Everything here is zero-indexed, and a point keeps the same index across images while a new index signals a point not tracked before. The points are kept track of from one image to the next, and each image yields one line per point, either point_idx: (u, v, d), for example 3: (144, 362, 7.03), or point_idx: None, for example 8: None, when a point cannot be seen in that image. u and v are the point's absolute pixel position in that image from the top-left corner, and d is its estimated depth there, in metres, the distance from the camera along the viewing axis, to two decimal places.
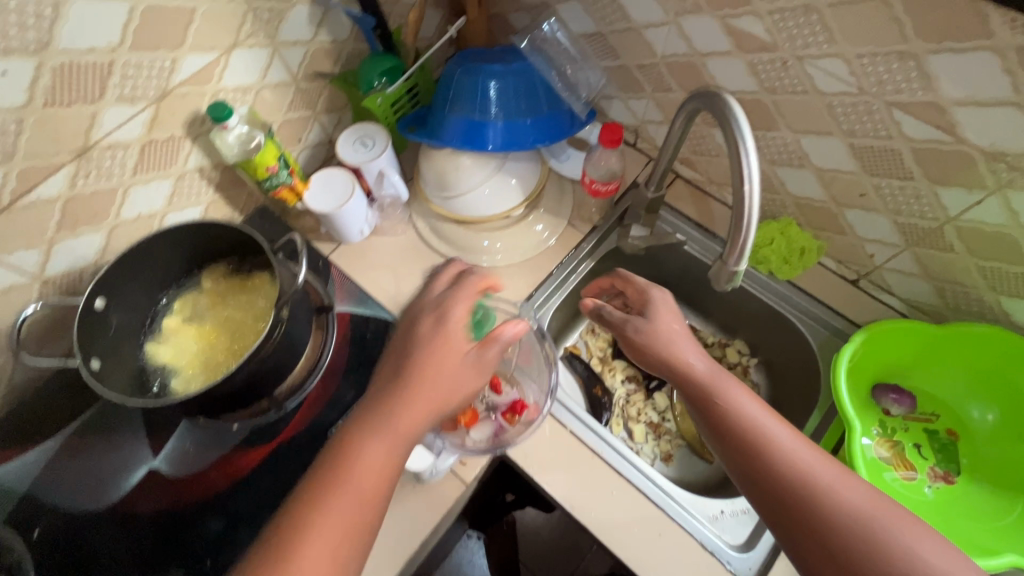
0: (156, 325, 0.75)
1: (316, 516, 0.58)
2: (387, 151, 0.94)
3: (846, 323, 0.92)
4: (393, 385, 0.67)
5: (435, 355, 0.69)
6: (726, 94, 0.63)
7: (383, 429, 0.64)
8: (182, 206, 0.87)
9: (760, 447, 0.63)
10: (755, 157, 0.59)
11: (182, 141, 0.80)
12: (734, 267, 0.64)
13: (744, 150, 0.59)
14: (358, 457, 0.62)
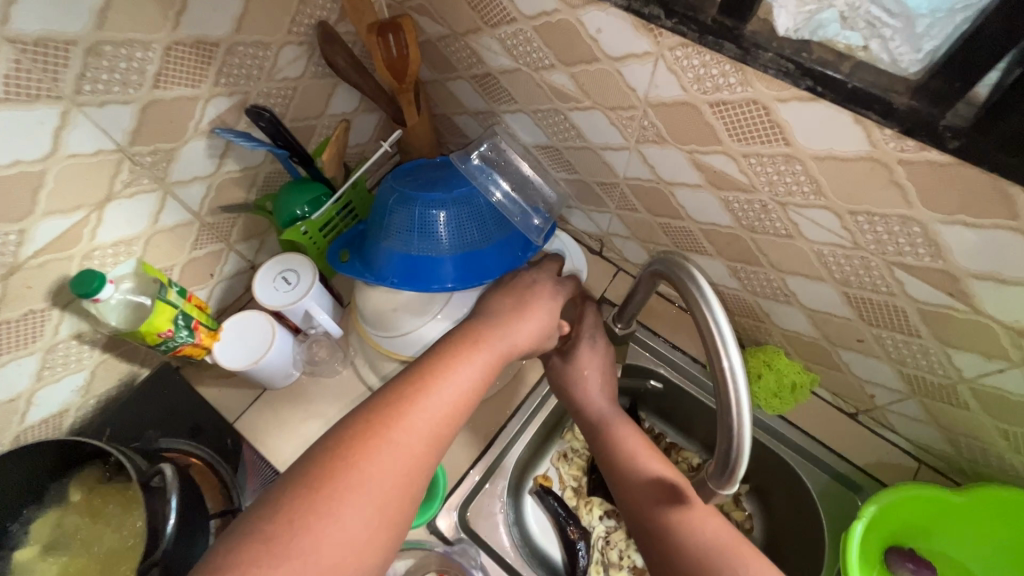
0: (3, 564, 0.60)
1: (383, 424, 0.50)
2: (313, 289, 0.81)
3: (847, 465, 0.81)
4: (461, 359, 0.58)
5: (537, 305, 0.70)
6: (696, 274, 0.51)
7: (446, 392, 0.54)
8: (59, 377, 0.72)
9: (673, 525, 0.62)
10: (738, 356, 0.46)
11: (47, 312, 0.65)
12: (727, 487, 0.50)
13: (724, 348, 0.47)
14: (417, 417, 0.51)
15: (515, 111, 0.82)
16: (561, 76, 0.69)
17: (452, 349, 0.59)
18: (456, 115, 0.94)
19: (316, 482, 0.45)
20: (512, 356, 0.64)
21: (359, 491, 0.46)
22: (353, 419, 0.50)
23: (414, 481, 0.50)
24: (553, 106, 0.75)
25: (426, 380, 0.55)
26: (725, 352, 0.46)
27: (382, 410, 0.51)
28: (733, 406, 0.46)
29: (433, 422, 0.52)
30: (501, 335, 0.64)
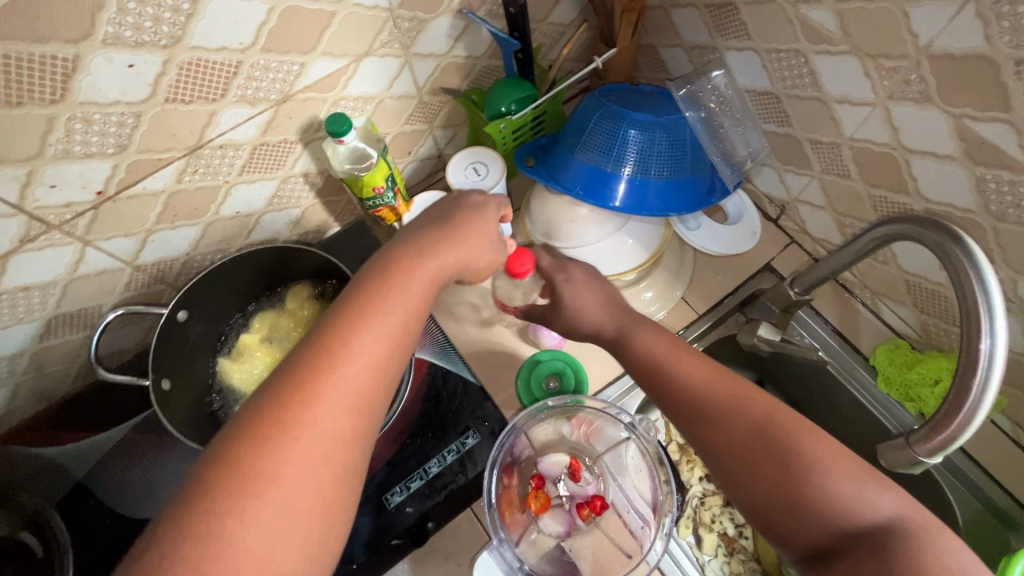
0: (231, 342, 0.72)
1: (284, 403, 0.43)
2: (499, 184, 0.86)
3: (1010, 501, 0.74)
4: (376, 295, 0.49)
5: (425, 232, 0.58)
6: (959, 236, 0.48)
7: (368, 336, 0.47)
8: (281, 207, 0.82)
9: (718, 411, 0.58)
10: (1000, 335, 0.45)
11: (293, 146, 0.74)
12: (925, 456, 0.50)
13: (989, 323, 0.45)
14: (333, 375, 0.44)
15: (742, 48, 0.79)
16: (823, 12, 0.65)
17: (367, 286, 0.50)
18: (666, 46, 0.92)
19: (238, 457, 0.41)
20: (446, 278, 0.55)
21: (279, 478, 0.41)
22: (289, 370, 0.45)
23: (351, 440, 0.44)
24: (795, 47, 0.71)
25: (362, 319, 0.47)
26: (988, 331, 0.45)
27: (299, 370, 0.44)
28: (979, 381, 0.46)
29: (353, 377, 0.45)
30: (427, 258, 0.54)
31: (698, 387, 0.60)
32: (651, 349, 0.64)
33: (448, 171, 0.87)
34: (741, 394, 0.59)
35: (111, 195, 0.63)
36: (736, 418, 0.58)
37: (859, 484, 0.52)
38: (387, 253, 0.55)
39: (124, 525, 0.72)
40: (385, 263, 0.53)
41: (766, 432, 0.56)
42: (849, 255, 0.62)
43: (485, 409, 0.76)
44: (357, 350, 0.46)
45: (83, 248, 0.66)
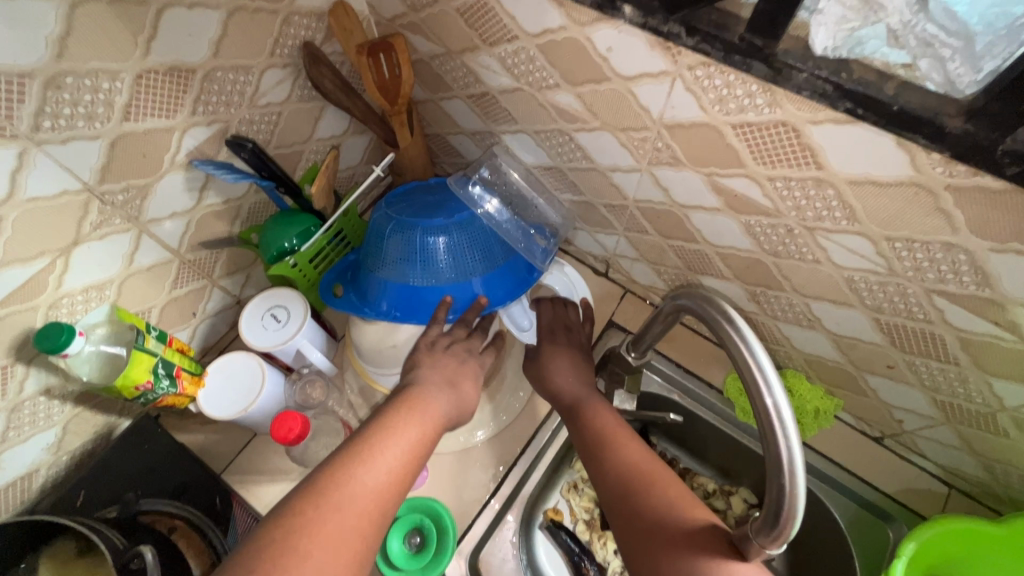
0: None
1: (319, 501, 0.49)
2: (304, 326, 0.75)
3: (877, 494, 0.77)
4: (399, 422, 0.59)
5: (436, 364, 0.69)
6: (720, 299, 0.49)
7: (394, 445, 0.56)
8: (27, 436, 0.65)
9: (634, 494, 0.58)
10: (783, 397, 0.44)
11: (11, 369, 0.59)
12: (774, 546, 0.46)
13: (768, 387, 0.44)
14: (367, 474, 0.52)
15: (515, 131, 0.78)
16: (567, 96, 0.65)
17: (388, 412, 0.60)
18: (451, 135, 0.90)
19: (268, 550, 0.45)
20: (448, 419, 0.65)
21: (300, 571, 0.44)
22: (320, 474, 0.51)
23: (365, 542, 0.49)
24: (557, 127, 0.71)
25: (405, 442, 0.57)
26: (766, 387, 0.44)
27: (332, 465, 0.52)
28: (783, 447, 0.43)
29: (370, 490, 0.52)
30: (438, 395, 0.65)
31: (603, 457, 0.64)
32: (600, 426, 0.68)
33: (241, 329, 0.75)
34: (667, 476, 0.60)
35: None
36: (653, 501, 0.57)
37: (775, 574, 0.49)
38: (402, 392, 0.64)
39: None
40: (396, 396, 0.63)
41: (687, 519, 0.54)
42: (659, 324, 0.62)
43: None
44: (381, 461, 0.54)
45: None
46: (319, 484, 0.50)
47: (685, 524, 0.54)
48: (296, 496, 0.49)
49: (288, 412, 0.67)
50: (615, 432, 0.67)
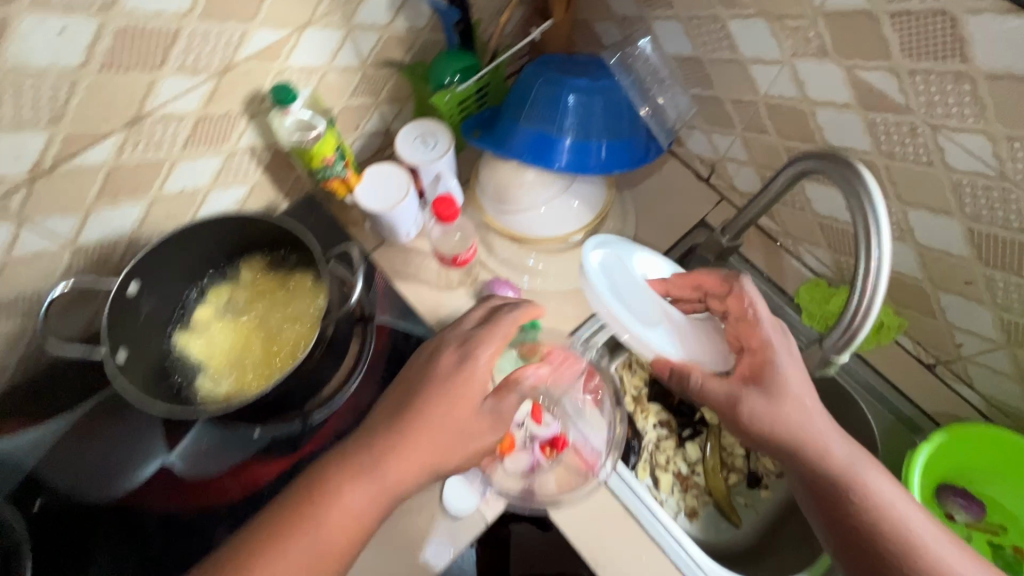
0: (185, 316, 0.70)
1: (291, 530, 0.54)
2: (448, 154, 0.88)
3: (916, 411, 0.85)
4: (420, 401, 0.61)
5: (491, 334, 0.65)
6: (859, 164, 0.56)
7: (400, 444, 0.58)
8: (229, 184, 0.81)
9: (834, 480, 0.59)
10: (886, 247, 0.53)
11: (238, 119, 0.74)
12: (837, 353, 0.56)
13: (877, 238, 0.53)
14: (336, 504, 0.55)
15: (666, 17, 0.85)
16: None
17: (373, 437, 0.59)
18: (599, 20, 0.97)
19: (275, 530, 0.54)
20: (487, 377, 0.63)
21: (310, 538, 0.54)
22: (321, 472, 0.58)
23: (346, 544, 0.55)
24: (712, 13, 0.78)
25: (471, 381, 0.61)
26: (877, 243, 0.53)
27: (377, 439, 0.59)
28: (868, 282, 0.53)
29: (408, 471, 0.58)
30: (485, 353, 0.63)
31: (786, 442, 0.60)
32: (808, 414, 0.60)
33: (396, 145, 0.89)
34: (867, 464, 0.60)
35: (46, 169, 0.61)
36: (857, 489, 0.58)
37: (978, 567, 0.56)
38: (402, 413, 0.61)
39: (74, 513, 0.67)
40: (491, 320, 0.67)
41: (890, 513, 0.57)
42: (769, 197, 0.71)
43: None
44: (419, 441, 0.59)
45: (17, 228, 0.64)
46: (363, 441, 0.59)
47: (880, 524, 0.57)
48: (297, 489, 0.57)
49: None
50: (817, 425, 0.60)
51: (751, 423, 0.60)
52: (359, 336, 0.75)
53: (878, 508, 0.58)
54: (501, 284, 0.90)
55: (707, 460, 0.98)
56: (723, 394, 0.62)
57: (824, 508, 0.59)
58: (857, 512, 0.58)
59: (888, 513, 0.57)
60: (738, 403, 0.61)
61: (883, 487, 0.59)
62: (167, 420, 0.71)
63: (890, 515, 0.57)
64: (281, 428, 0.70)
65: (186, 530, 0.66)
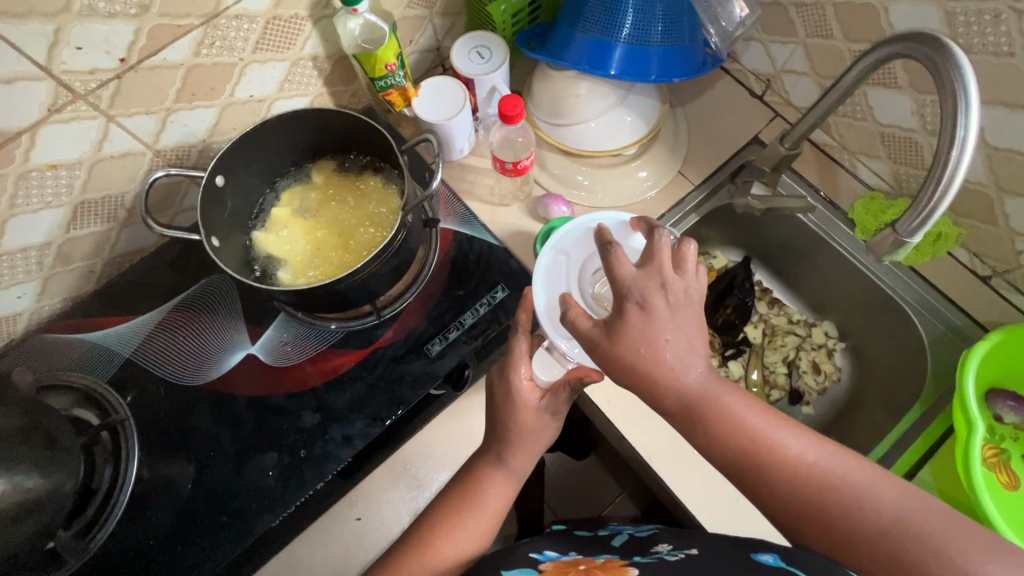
0: (264, 216, 0.74)
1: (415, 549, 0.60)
2: (503, 66, 0.87)
3: (967, 321, 0.86)
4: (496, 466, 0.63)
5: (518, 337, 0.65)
6: (948, 38, 0.55)
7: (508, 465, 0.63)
8: (292, 94, 0.82)
9: (712, 412, 0.51)
10: (974, 125, 0.53)
11: (304, 23, 0.74)
12: (913, 230, 0.58)
13: (967, 116, 0.52)
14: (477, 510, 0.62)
15: None
16: None
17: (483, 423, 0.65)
18: None
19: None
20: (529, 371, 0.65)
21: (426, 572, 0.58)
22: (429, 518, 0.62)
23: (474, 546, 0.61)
24: None
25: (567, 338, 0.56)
26: (965, 120, 0.53)
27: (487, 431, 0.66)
28: (954, 155, 0.54)
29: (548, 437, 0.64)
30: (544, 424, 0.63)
31: (658, 374, 0.51)
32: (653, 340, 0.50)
33: (452, 56, 0.89)
34: (728, 390, 0.52)
35: (133, 63, 0.63)
36: (731, 421, 0.51)
37: (843, 457, 0.51)
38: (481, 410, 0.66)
39: (170, 398, 0.72)
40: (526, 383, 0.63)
41: (763, 437, 0.52)
42: (845, 85, 0.70)
43: (511, 266, 0.77)
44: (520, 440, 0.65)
45: (106, 124, 0.66)
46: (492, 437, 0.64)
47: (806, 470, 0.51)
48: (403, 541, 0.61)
49: (513, 96, 0.78)
50: (669, 352, 0.50)
51: (638, 357, 0.50)
52: (426, 241, 0.77)
53: (751, 432, 0.52)
54: (555, 198, 0.89)
55: (751, 378, 1.01)
56: (623, 292, 0.52)
57: (709, 446, 0.52)
58: (748, 442, 0.51)
59: (755, 436, 0.52)
60: (623, 332, 0.51)
61: (748, 411, 0.52)
62: (249, 315, 0.75)
63: (762, 438, 0.51)
64: (356, 323, 0.74)
65: (275, 412, 0.71)
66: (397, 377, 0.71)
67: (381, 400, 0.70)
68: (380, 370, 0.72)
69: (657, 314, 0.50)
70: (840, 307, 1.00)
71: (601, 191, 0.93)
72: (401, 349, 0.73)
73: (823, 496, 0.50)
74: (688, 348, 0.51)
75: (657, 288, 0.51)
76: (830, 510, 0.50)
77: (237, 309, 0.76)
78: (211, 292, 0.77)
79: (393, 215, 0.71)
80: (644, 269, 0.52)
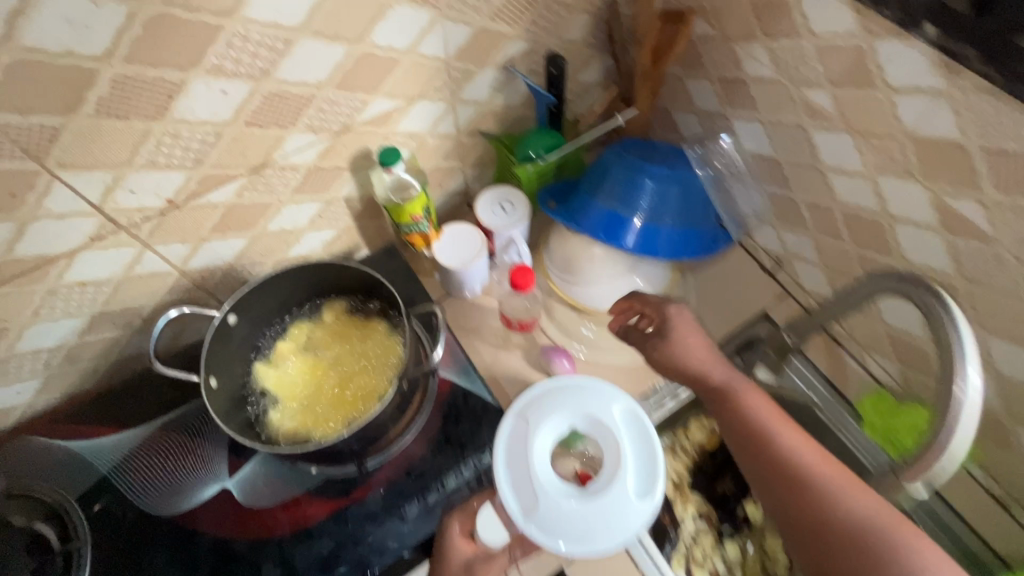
0: (266, 348, 0.75)
1: None
2: (523, 222, 0.92)
3: (984, 548, 0.80)
4: None
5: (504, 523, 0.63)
6: (946, 294, 0.55)
7: None
8: (321, 227, 0.87)
9: (762, 436, 0.64)
10: (974, 385, 0.52)
11: (343, 172, 0.80)
12: (913, 482, 0.55)
13: (966, 373, 0.52)
14: None
15: (749, 117, 0.87)
16: (823, 94, 0.74)
17: None
18: (679, 110, 1.00)
19: None
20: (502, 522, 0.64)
21: None
22: None
23: None
24: (796, 121, 0.80)
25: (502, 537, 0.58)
26: (964, 378, 0.51)
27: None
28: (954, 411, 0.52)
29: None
30: None
31: (720, 395, 0.70)
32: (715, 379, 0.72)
33: (476, 207, 0.94)
34: (790, 429, 0.64)
35: (178, 204, 0.68)
36: (789, 450, 0.62)
37: (859, 505, 0.55)
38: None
39: (134, 524, 0.70)
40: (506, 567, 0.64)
41: (793, 468, 0.60)
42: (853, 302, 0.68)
43: (503, 427, 0.76)
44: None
45: (142, 250, 0.70)
46: None
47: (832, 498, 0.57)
48: None
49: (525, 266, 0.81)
50: (698, 354, 0.74)
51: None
52: (422, 389, 0.77)
53: (792, 466, 0.60)
54: (559, 353, 0.90)
55: (747, 559, 0.90)
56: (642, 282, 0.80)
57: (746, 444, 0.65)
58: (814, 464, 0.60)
59: (788, 466, 0.60)
60: None
61: (807, 453, 0.61)
62: (232, 444, 0.74)
63: (799, 470, 0.60)
64: (336, 471, 0.72)
65: (237, 559, 0.67)
66: (365, 538, 0.68)
67: (347, 562, 0.67)
68: (351, 527, 0.69)
69: (641, 339, 0.79)
70: None
71: (605, 348, 0.94)
72: (377, 506, 0.70)
73: (843, 532, 0.54)
74: (715, 359, 0.73)
75: (653, 335, 0.78)
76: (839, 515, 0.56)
77: (224, 439, 0.75)
78: (201, 415, 0.77)
79: (395, 370, 0.71)
80: (619, 316, 0.83)
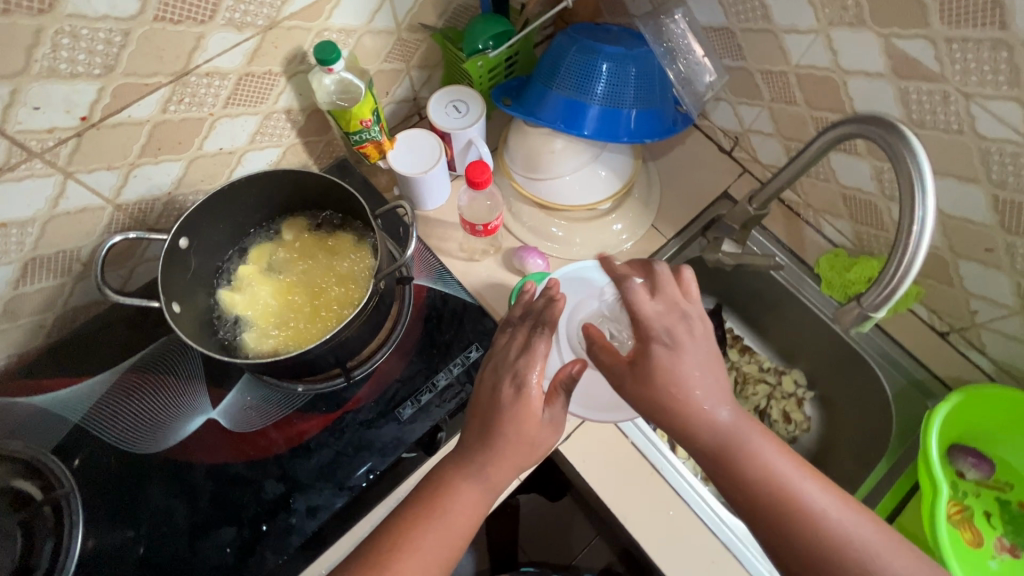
0: (230, 275, 0.72)
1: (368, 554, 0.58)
2: (480, 120, 0.87)
3: (927, 375, 0.88)
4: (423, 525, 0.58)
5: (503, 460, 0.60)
6: (906, 129, 0.57)
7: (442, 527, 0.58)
8: (263, 146, 0.79)
9: (738, 454, 0.53)
10: (931, 206, 0.55)
11: (278, 78, 0.73)
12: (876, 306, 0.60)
13: (922, 198, 0.55)
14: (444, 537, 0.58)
15: None
16: None
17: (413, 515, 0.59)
18: None
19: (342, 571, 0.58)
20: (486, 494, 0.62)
21: None
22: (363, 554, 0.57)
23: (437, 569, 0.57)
24: None
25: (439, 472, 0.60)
26: (921, 202, 0.55)
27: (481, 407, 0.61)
28: (911, 236, 0.56)
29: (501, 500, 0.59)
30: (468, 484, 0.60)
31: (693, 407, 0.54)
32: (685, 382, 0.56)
33: (427, 110, 0.89)
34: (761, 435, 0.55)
35: (95, 121, 0.61)
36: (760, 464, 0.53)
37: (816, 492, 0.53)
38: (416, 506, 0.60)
39: (122, 465, 0.68)
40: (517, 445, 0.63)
41: (786, 491, 0.53)
42: (811, 154, 0.70)
43: (486, 325, 0.76)
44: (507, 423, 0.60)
45: (63, 181, 0.63)
46: (454, 503, 0.59)
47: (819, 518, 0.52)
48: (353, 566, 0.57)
49: (479, 162, 0.79)
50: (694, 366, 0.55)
51: (489, 403, 0.62)
52: (400, 297, 0.76)
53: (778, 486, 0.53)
54: (530, 251, 0.89)
55: None
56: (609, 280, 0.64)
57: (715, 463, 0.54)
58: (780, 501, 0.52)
59: (780, 487, 0.53)
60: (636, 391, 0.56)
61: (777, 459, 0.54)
62: (210, 377, 0.72)
63: (785, 489, 0.53)
64: (324, 386, 0.71)
65: (236, 480, 0.67)
66: (365, 441, 0.69)
67: (347, 465, 0.67)
68: (348, 434, 0.69)
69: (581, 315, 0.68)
70: (808, 354, 1.01)
71: (577, 243, 0.94)
72: (371, 414, 0.70)
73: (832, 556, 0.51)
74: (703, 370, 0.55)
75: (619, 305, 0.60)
76: (817, 553, 0.51)
77: (200, 372, 0.72)
78: (170, 354, 0.73)
79: (369, 277, 0.69)
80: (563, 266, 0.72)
